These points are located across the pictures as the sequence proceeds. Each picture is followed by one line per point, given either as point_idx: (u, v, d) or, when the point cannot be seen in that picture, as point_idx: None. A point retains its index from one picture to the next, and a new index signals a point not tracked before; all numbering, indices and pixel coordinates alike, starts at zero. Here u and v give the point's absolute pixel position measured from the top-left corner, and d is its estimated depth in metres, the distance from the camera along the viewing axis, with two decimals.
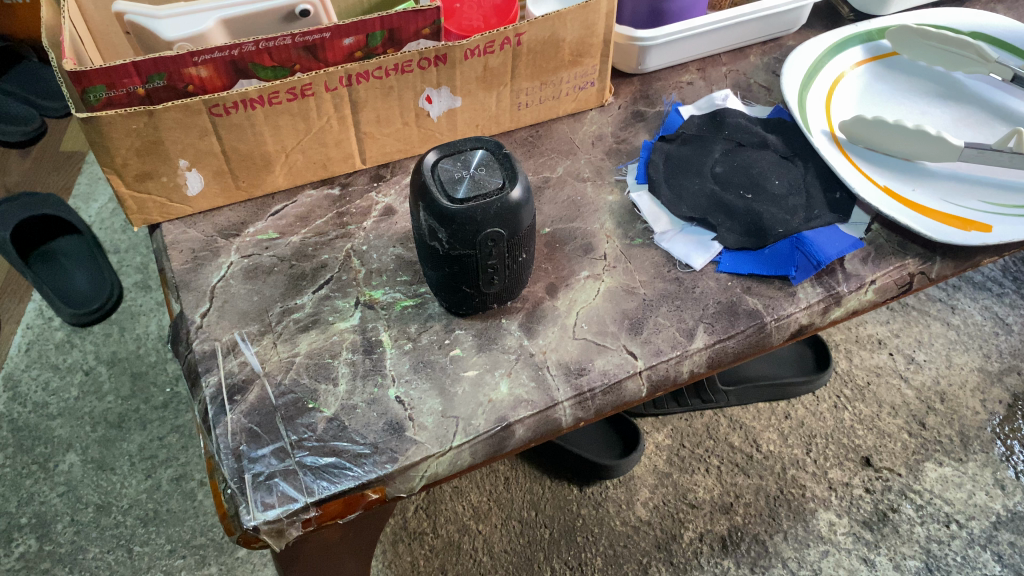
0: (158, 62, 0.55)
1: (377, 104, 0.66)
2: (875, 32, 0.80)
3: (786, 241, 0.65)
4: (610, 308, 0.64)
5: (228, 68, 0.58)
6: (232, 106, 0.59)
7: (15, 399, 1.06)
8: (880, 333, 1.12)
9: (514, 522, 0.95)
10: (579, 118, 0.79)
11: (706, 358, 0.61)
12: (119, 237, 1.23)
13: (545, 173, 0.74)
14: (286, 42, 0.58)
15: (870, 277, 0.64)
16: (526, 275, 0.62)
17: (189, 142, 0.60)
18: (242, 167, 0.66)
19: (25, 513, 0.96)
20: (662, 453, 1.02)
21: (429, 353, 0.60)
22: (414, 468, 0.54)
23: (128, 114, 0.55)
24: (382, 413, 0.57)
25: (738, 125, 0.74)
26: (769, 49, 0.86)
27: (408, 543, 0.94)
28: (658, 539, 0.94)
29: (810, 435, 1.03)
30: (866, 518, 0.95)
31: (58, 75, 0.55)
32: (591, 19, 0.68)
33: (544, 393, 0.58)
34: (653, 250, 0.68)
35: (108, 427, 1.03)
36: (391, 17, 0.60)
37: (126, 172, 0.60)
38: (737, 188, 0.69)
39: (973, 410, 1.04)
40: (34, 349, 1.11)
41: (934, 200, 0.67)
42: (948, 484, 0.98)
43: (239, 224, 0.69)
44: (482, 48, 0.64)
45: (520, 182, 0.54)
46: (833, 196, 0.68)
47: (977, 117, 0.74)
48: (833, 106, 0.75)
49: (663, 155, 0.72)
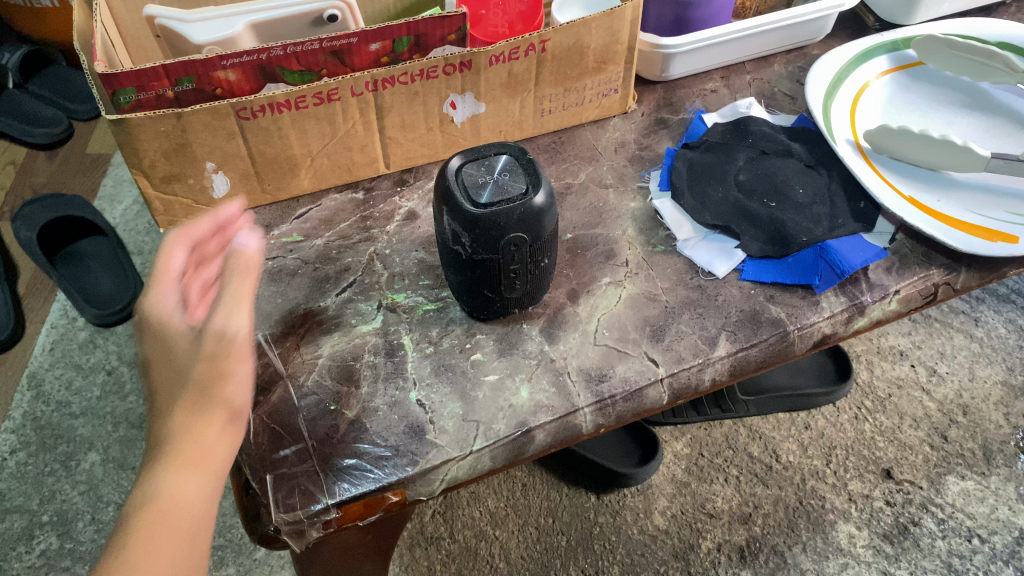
0: (187, 65, 0.56)
1: (402, 109, 0.66)
2: (900, 42, 0.80)
3: (810, 250, 0.65)
4: (632, 314, 0.64)
5: (256, 71, 0.59)
6: (259, 110, 0.59)
7: (39, 398, 1.07)
8: (902, 344, 1.11)
9: (531, 529, 0.95)
10: (602, 125, 0.79)
11: (728, 366, 0.61)
12: (143, 239, 1.24)
13: (567, 179, 0.74)
14: (313, 47, 0.59)
15: (894, 287, 0.64)
16: (549, 278, 0.62)
17: (216, 145, 0.61)
18: (268, 170, 0.66)
19: (47, 511, 0.97)
20: (681, 462, 1.01)
21: (450, 357, 0.60)
22: (435, 471, 0.54)
23: (157, 116, 0.56)
24: (404, 416, 0.57)
25: (762, 134, 0.74)
26: (794, 57, 0.86)
27: (425, 548, 0.94)
28: (676, 548, 0.93)
29: (829, 446, 1.02)
30: (886, 531, 0.94)
31: (90, 77, 0.56)
32: (616, 26, 0.68)
33: (564, 399, 0.58)
34: (675, 257, 0.68)
35: (129, 427, 1.04)
36: (417, 23, 0.60)
37: (154, 173, 0.61)
38: (761, 196, 0.69)
39: (996, 423, 1.02)
40: (58, 349, 1.11)
41: (960, 210, 0.66)
42: (970, 497, 0.97)
43: (264, 226, 0.69)
44: (507, 54, 0.64)
45: (545, 188, 0.54)
46: (858, 205, 0.68)
47: (1004, 127, 0.74)
48: (857, 115, 0.75)
49: (686, 162, 0.72)
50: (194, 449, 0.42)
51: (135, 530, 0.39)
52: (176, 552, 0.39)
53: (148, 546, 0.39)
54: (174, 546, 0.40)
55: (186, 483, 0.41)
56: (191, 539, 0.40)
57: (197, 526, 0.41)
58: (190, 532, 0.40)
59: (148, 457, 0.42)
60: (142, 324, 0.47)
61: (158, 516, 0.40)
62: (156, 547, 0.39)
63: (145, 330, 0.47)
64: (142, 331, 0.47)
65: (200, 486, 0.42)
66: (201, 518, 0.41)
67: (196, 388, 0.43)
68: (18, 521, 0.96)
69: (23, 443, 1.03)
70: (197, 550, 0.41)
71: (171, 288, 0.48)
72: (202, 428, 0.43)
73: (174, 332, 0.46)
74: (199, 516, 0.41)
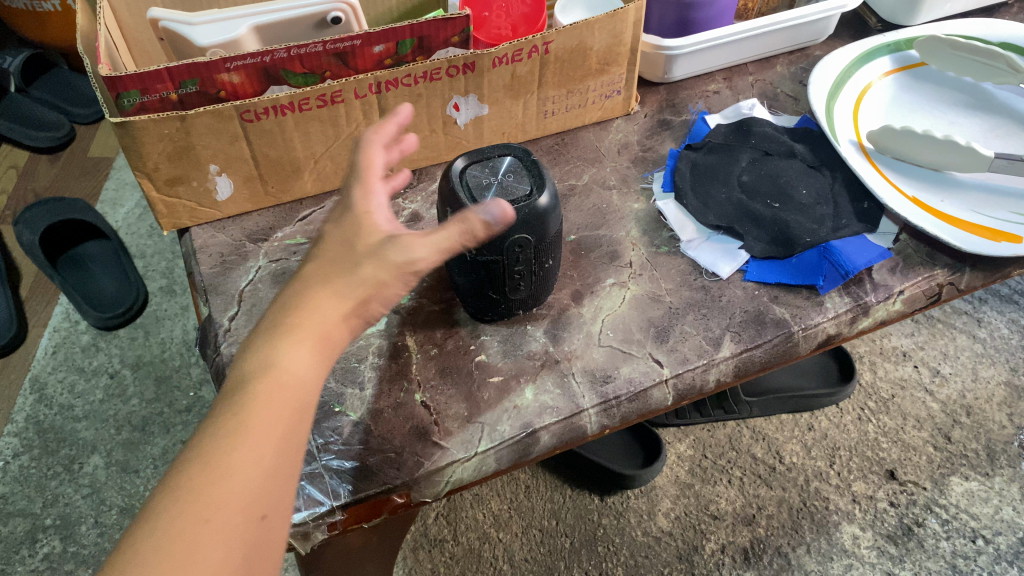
0: (191, 68, 0.56)
1: (405, 111, 0.66)
2: (902, 43, 0.80)
3: (814, 251, 0.65)
4: (636, 315, 0.64)
5: (260, 74, 0.59)
6: (262, 112, 0.59)
7: (41, 401, 1.07)
8: (905, 345, 1.11)
9: (534, 531, 0.95)
10: (605, 127, 0.79)
11: (733, 367, 0.61)
12: (145, 242, 1.24)
13: (570, 180, 0.74)
14: (317, 49, 0.59)
15: (898, 287, 0.64)
16: (552, 279, 0.62)
17: (220, 148, 0.61)
18: (271, 173, 0.66)
19: (50, 514, 0.97)
20: (684, 464, 1.01)
21: (454, 359, 0.60)
22: (440, 473, 0.54)
23: (160, 119, 0.56)
24: (408, 418, 0.57)
25: (765, 134, 0.73)
26: (796, 59, 0.86)
27: (428, 550, 0.94)
28: (680, 550, 0.93)
29: (833, 447, 1.02)
30: (890, 532, 0.94)
31: (94, 80, 0.56)
32: (619, 28, 0.68)
33: (569, 400, 0.58)
34: (679, 258, 0.68)
35: (132, 431, 1.04)
36: (421, 25, 0.60)
37: (158, 176, 0.61)
38: (764, 197, 0.69)
39: (1000, 424, 1.02)
40: (61, 352, 1.11)
41: (963, 210, 0.66)
42: (974, 498, 0.97)
43: (267, 228, 0.69)
44: (510, 56, 0.64)
45: (548, 188, 0.54)
46: (861, 205, 0.68)
47: (1007, 128, 0.74)
48: (860, 115, 0.75)
49: (689, 163, 0.72)
50: (315, 323, 0.41)
51: (250, 393, 0.39)
52: (283, 422, 0.39)
53: (261, 409, 0.38)
54: (283, 415, 0.39)
55: (304, 362, 0.40)
56: (299, 414, 0.40)
57: (306, 403, 0.40)
58: (299, 408, 0.40)
59: (274, 320, 0.42)
60: (345, 213, 0.44)
61: (273, 386, 0.39)
62: (267, 414, 0.38)
63: (341, 218, 0.44)
64: (342, 218, 0.44)
65: (314, 366, 0.41)
66: (309, 397, 0.40)
67: (337, 267, 0.42)
68: (21, 524, 0.96)
69: (26, 447, 1.03)
70: (302, 426, 0.40)
71: (376, 189, 0.45)
72: (327, 305, 0.41)
73: (360, 231, 0.43)
74: (309, 395, 0.40)
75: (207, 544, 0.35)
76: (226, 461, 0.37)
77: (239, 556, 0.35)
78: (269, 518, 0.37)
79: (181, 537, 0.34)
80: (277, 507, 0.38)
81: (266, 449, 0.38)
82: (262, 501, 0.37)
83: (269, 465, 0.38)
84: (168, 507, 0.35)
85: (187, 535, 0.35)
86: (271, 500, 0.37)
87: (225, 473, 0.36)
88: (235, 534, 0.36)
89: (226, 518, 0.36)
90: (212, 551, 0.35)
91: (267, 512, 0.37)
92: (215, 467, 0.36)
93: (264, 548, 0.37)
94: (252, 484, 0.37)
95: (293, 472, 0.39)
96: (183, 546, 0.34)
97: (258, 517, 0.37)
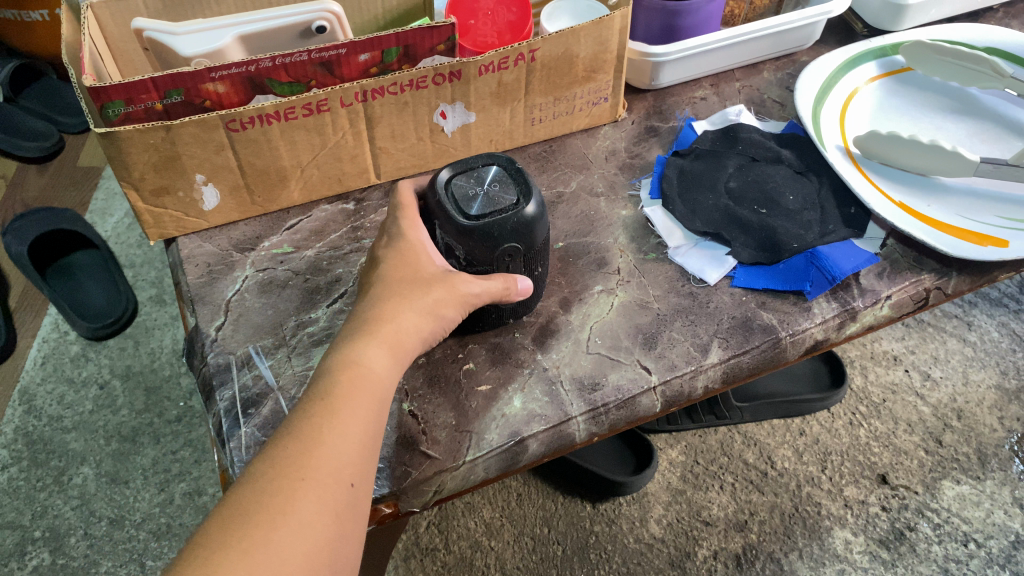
0: (176, 77, 0.56)
1: (392, 119, 0.66)
2: (889, 48, 0.80)
3: (801, 257, 0.65)
4: (624, 323, 0.64)
5: (245, 83, 0.59)
6: (248, 121, 0.59)
7: (30, 412, 1.06)
8: (895, 350, 1.11)
9: (526, 539, 0.94)
10: (593, 134, 0.79)
11: (720, 373, 0.61)
12: (135, 252, 1.23)
13: (558, 188, 0.74)
14: (301, 58, 0.59)
15: (886, 292, 0.64)
16: (540, 285, 0.62)
17: (206, 157, 0.61)
18: (257, 182, 0.66)
19: (39, 527, 0.97)
20: (676, 470, 1.01)
21: (442, 366, 0.60)
22: (428, 482, 0.54)
23: (145, 129, 0.56)
24: (396, 426, 0.57)
25: (752, 141, 0.73)
26: (783, 64, 0.86)
27: (420, 559, 0.93)
28: (672, 556, 0.93)
29: (825, 452, 1.02)
30: (882, 537, 0.94)
31: (79, 90, 0.56)
32: (605, 35, 0.68)
33: (557, 407, 0.58)
34: (667, 265, 0.68)
35: (121, 441, 1.04)
36: (406, 34, 0.60)
37: (144, 186, 0.61)
38: (751, 203, 0.69)
39: (991, 427, 1.02)
40: (50, 363, 1.11)
41: (950, 215, 0.66)
42: (965, 502, 0.97)
43: (254, 238, 0.69)
44: (496, 63, 0.64)
45: (538, 198, 0.54)
46: (848, 211, 0.68)
47: (993, 132, 0.74)
48: (847, 121, 0.75)
49: (676, 169, 0.72)
50: (389, 329, 0.49)
51: (335, 381, 0.46)
52: (366, 408, 0.46)
53: (346, 395, 0.46)
54: (365, 401, 0.46)
55: (381, 362, 0.48)
56: (377, 403, 0.47)
57: (384, 394, 0.48)
58: (377, 396, 0.47)
59: (354, 326, 0.50)
60: (398, 241, 0.53)
61: (355, 377, 0.47)
62: (351, 398, 0.46)
63: (394, 245, 0.53)
64: (396, 245, 0.53)
65: (389, 364, 0.49)
66: (385, 388, 0.48)
67: (405, 288, 0.51)
68: (10, 536, 0.96)
69: (15, 459, 1.02)
70: (381, 413, 0.47)
71: (420, 224, 0.54)
72: (400, 315, 0.50)
73: (421, 261, 0.52)
74: (386, 387, 0.48)
75: (306, 496, 0.42)
76: (319, 434, 0.44)
77: (332, 508, 0.42)
78: (356, 486, 0.44)
79: (285, 491, 0.42)
80: (363, 475, 0.45)
81: (353, 428, 0.45)
82: (350, 471, 0.44)
83: (355, 441, 0.45)
84: (273, 467, 0.43)
85: (288, 488, 0.42)
86: (358, 471, 0.44)
87: (319, 443, 0.44)
88: (330, 493, 0.42)
89: (321, 477, 0.43)
90: (310, 503, 0.42)
91: (355, 480, 0.44)
92: (310, 437, 0.44)
93: (353, 510, 0.44)
94: (341, 455, 0.44)
95: (376, 452, 0.46)
96: (287, 496, 0.41)
97: (347, 484, 0.44)
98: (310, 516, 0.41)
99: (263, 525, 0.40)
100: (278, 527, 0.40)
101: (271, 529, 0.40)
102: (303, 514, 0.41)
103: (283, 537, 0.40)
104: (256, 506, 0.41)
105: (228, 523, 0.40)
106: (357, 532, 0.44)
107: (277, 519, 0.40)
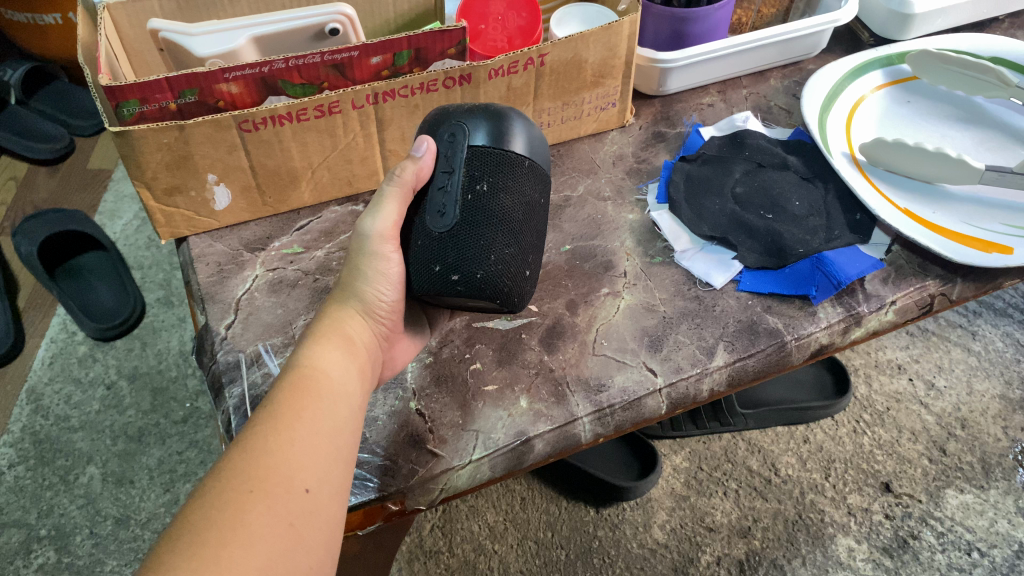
0: (191, 77, 0.56)
1: (403, 122, 0.66)
2: (895, 57, 0.81)
3: (807, 261, 0.66)
4: (631, 325, 0.64)
5: (259, 84, 0.60)
6: (261, 122, 0.60)
7: (37, 412, 1.07)
8: (900, 358, 1.11)
9: (529, 543, 0.95)
10: (600, 139, 0.80)
11: (726, 376, 0.61)
12: (144, 254, 1.24)
13: (566, 191, 0.75)
14: (314, 60, 0.59)
15: (891, 298, 0.65)
16: (487, 240, 0.48)
17: (219, 157, 0.61)
18: (269, 183, 0.67)
19: (45, 525, 0.97)
20: (680, 476, 1.01)
21: (449, 367, 0.61)
22: (434, 481, 0.55)
23: (159, 128, 0.56)
24: (403, 425, 0.57)
25: (759, 147, 0.74)
26: (790, 72, 0.87)
27: (424, 561, 0.94)
28: (675, 562, 0.94)
29: (828, 459, 1.02)
30: (885, 545, 0.95)
31: (94, 89, 0.56)
32: (614, 41, 0.68)
33: (564, 408, 0.58)
34: (673, 268, 0.68)
35: (127, 441, 1.04)
36: (418, 37, 0.61)
37: (156, 185, 0.61)
38: (757, 208, 0.69)
39: (995, 437, 1.02)
40: (58, 362, 1.11)
41: (955, 222, 0.67)
42: (969, 511, 0.97)
43: (265, 238, 0.70)
44: (506, 68, 0.65)
45: (494, 121, 0.50)
46: (854, 217, 0.68)
47: (997, 141, 0.75)
48: (853, 130, 0.75)
49: (683, 174, 0.73)
50: (322, 328, 0.51)
51: (279, 392, 0.46)
52: (319, 410, 0.46)
53: (289, 401, 0.45)
54: (316, 402, 0.46)
55: (328, 355, 0.49)
56: (327, 404, 0.46)
57: (336, 393, 0.47)
58: (326, 397, 0.47)
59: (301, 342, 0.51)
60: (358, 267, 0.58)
61: (303, 376, 0.47)
62: (300, 401, 0.46)
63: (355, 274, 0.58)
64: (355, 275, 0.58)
65: (339, 359, 0.49)
66: (336, 384, 0.48)
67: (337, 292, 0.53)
68: (15, 535, 0.97)
69: (21, 457, 1.02)
70: (339, 413, 0.47)
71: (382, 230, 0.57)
72: (333, 316, 0.52)
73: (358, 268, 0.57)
74: (341, 385, 0.48)
75: (257, 509, 0.40)
76: (266, 444, 0.43)
77: (287, 517, 0.41)
78: (313, 491, 0.43)
79: (232, 505, 0.40)
80: (320, 481, 0.44)
81: (303, 434, 0.44)
82: (303, 477, 0.43)
83: (310, 446, 0.44)
84: (222, 481, 0.41)
85: (238, 502, 0.40)
86: (313, 476, 0.43)
87: (270, 452, 0.43)
88: (280, 503, 0.41)
89: (271, 487, 0.41)
90: (260, 514, 0.40)
91: (311, 486, 0.43)
92: (258, 447, 0.43)
93: (313, 518, 0.42)
94: (294, 462, 0.43)
95: (338, 455, 0.45)
96: (237, 510, 0.40)
97: (301, 490, 0.42)
98: (260, 527, 0.40)
99: (212, 543, 0.39)
100: (227, 543, 0.39)
101: (220, 546, 0.39)
102: (254, 527, 0.40)
103: (234, 552, 0.39)
104: (205, 521, 0.39)
105: (175, 544, 0.39)
106: (321, 539, 0.43)
107: (227, 536, 0.39)
